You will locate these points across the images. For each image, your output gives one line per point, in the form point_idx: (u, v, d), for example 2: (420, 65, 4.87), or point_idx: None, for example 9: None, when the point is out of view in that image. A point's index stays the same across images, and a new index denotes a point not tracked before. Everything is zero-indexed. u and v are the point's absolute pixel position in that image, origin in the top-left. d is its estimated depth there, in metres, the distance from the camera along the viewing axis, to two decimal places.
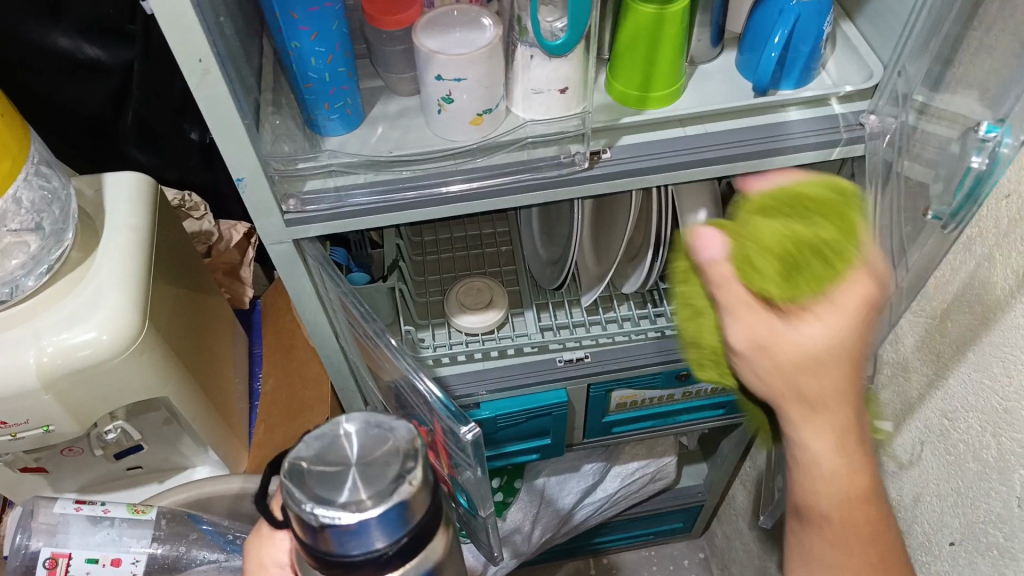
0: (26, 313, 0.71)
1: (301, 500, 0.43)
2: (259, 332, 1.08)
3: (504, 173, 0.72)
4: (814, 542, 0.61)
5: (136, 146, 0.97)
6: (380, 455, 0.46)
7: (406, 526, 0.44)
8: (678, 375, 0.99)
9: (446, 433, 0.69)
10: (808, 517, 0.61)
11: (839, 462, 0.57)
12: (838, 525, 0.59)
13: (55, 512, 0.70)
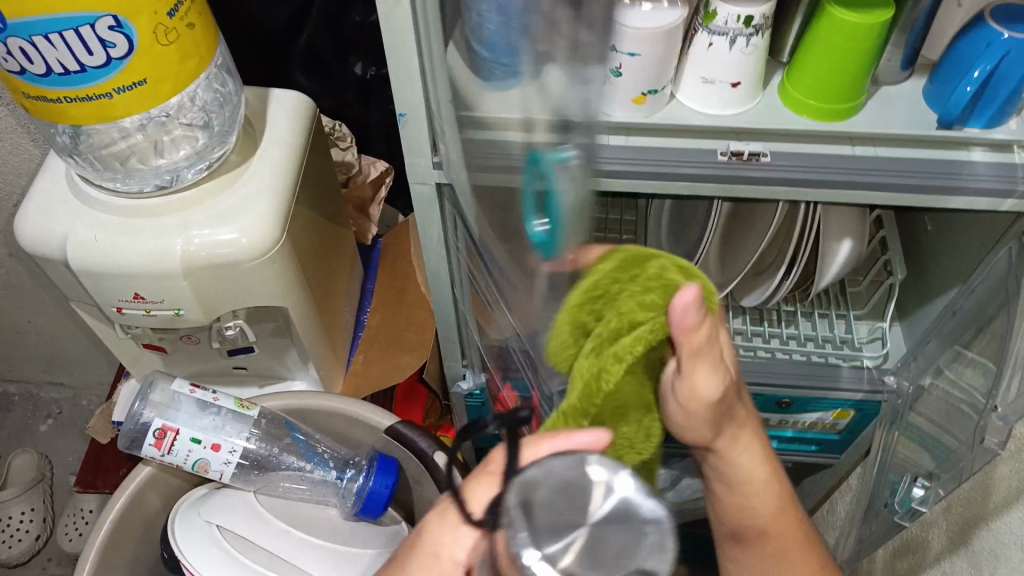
0: (183, 202, 0.76)
1: (518, 553, 0.34)
2: (374, 269, 1.09)
3: (655, 157, 0.69)
4: (759, 558, 0.70)
5: (303, 70, 1.00)
6: (621, 543, 0.34)
7: None
8: (779, 403, 0.96)
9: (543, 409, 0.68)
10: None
11: (767, 480, 0.69)
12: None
13: (170, 390, 0.75)
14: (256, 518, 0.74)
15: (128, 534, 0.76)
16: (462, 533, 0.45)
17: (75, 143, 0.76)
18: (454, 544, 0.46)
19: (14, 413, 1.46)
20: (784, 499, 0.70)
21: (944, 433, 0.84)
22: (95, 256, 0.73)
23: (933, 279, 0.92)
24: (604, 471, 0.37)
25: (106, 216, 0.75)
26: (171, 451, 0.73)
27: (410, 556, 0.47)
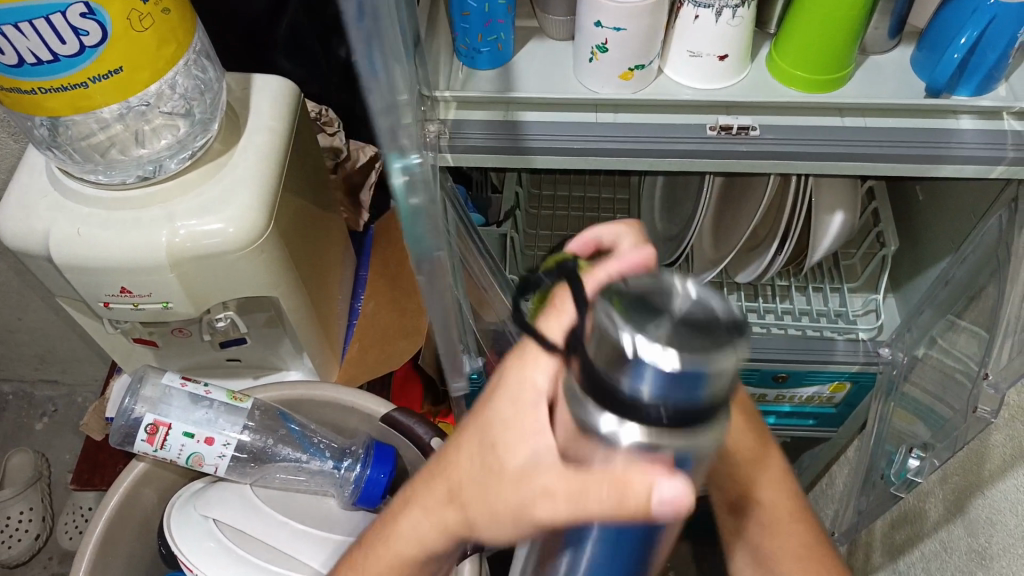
0: (166, 193, 0.75)
1: (604, 308, 0.34)
2: (367, 256, 1.07)
3: (642, 134, 0.69)
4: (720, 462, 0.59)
5: (286, 54, 0.98)
6: (701, 322, 0.34)
7: (693, 399, 0.33)
8: (776, 377, 0.96)
9: None
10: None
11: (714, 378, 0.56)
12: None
13: (160, 384, 0.74)
14: (253, 509, 0.74)
15: (124, 531, 0.76)
16: (544, 362, 0.46)
17: (53, 135, 0.75)
18: (538, 372, 0.46)
19: (8, 412, 1.45)
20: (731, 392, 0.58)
21: (939, 403, 0.84)
22: (79, 251, 0.72)
23: (925, 249, 0.92)
24: (687, 284, 0.36)
25: (88, 210, 0.74)
26: (164, 446, 0.72)
27: (494, 389, 0.47)
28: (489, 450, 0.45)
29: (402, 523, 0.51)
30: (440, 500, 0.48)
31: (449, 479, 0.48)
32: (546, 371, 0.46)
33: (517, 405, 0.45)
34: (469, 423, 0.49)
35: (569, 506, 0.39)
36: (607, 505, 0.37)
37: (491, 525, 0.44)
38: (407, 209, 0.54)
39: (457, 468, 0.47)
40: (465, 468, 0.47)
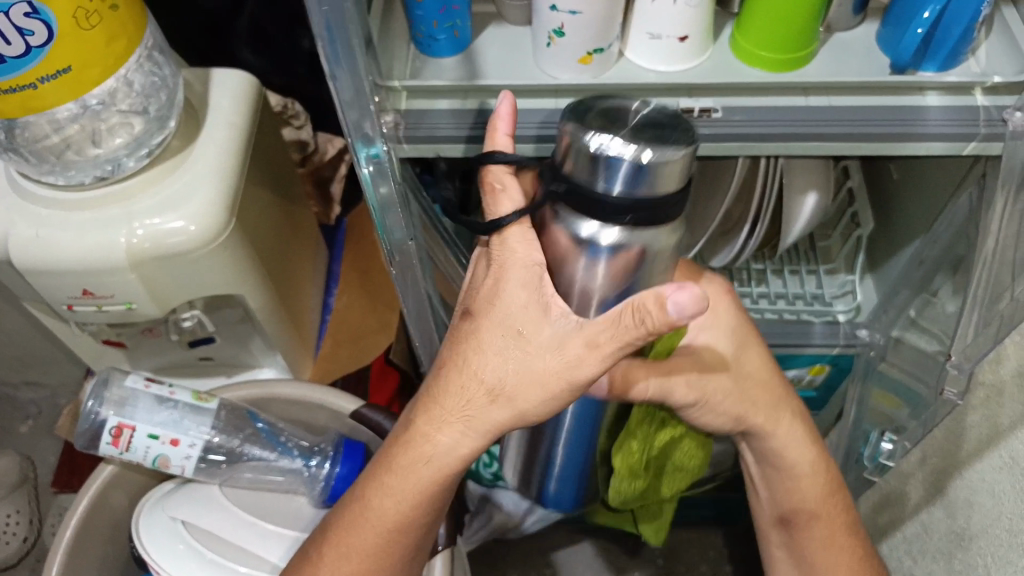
0: (125, 192, 0.73)
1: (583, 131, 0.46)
2: (340, 250, 1.07)
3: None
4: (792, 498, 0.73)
5: (249, 48, 0.95)
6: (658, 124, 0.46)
7: (652, 188, 0.46)
8: None
9: None
10: (803, 549, 0.74)
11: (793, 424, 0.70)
12: (825, 544, 0.73)
13: (126, 386, 0.74)
14: (223, 509, 0.73)
15: (94, 535, 0.75)
16: (525, 241, 0.53)
17: (10, 138, 0.71)
18: (526, 249, 0.53)
19: None
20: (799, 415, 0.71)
21: (919, 384, 0.85)
22: (40, 255, 0.71)
23: (899, 227, 0.91)
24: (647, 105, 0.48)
25: (47, 211, 0.73)
26: (129, 448, 0.72)
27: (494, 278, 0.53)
28: (512, 333, 0.52)
29: (438, 435, 0.56)
30: (469, 393, 0.54)
31: (476, 375, 0.53)
32: (534, 248, 0.52)
33: (530, 287, 0.52)
34: (473, 316, 0.54)
35: (614, 344, 0.49)
36: (632, 333, 0.49)
37: (537, 396, 0.52)
38: (378, 200, 0.60)
39: (481, 354, 0.53)
40: (491, 358, 0.53)
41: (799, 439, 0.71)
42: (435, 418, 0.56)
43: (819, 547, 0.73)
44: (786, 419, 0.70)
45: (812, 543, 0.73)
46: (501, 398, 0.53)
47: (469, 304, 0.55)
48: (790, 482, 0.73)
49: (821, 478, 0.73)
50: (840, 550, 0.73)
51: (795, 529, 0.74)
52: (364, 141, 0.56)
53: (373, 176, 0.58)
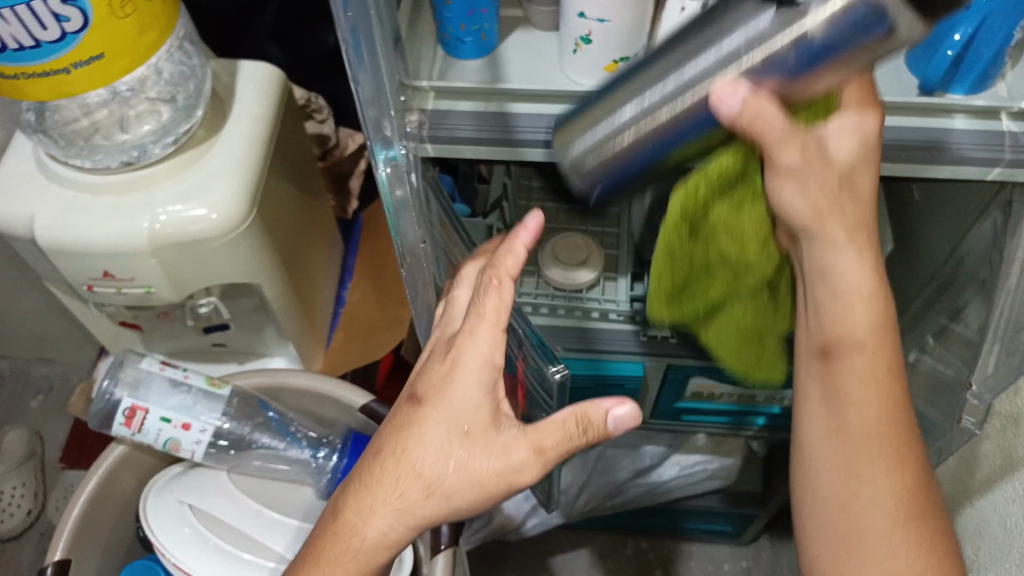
0: (148, 178, 0.74)
1: None
2: (355, 244, 1.07)
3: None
4: (845, 380, 0.55)
5: (275, 41, 0.96)
6: None
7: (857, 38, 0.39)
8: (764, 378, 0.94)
9: (529, 371, 0.69)
10: (837, 395, 0.56)
11: (872, 292, 0.55)
12: (868, 400, 0.55)
13: (141, 367, 0.75)
14: (230, 497, 0.74)
15: (101, 516, 0.76)
16: (486, 337, 0.52)
17: (40, 120, 0.77)
18: (483, 347, 0.52)
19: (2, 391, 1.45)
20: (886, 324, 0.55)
21: (932, 409, 0.85)
22: (64, 236, 0.72)
23: (921, 248, 0.90)
24: None
25: (73, 193, 0.74)
26: (141, 430, 0.73)
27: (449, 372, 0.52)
28: (457, 429, 0.51)
29: (362, 528, 0.52)
30: (404, 488, 0.51)
31: (412, 467, 0.51)
32: (495, 346, 0.52)
33: (484, 385, 0.51)
34: (420, 403, 0.52)
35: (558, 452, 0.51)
36: (574, 441, 0.51)
37: (472, 496, 0.51)
38: (392, 202, 0.59)
39: (422, 448, 0.51)
40: (431, 453, 0.51)
41: (863, 262, 0.54)
42: (372, 506, 0.52)
43: (860, 409, 0.55)
44: (848, 232, 0.54)
45: (858, 386, 0.55)
46: (438, 496, 0.51)
47: (416, 388, 0.54)
48: (841, 300, 0.55)
49: (873, 313, 0.55)
50: (891, 413, 0.55)
51: (837, 367, 0.56)
52: (381, 143, 0.55)
53: (389, 178, 0.57)
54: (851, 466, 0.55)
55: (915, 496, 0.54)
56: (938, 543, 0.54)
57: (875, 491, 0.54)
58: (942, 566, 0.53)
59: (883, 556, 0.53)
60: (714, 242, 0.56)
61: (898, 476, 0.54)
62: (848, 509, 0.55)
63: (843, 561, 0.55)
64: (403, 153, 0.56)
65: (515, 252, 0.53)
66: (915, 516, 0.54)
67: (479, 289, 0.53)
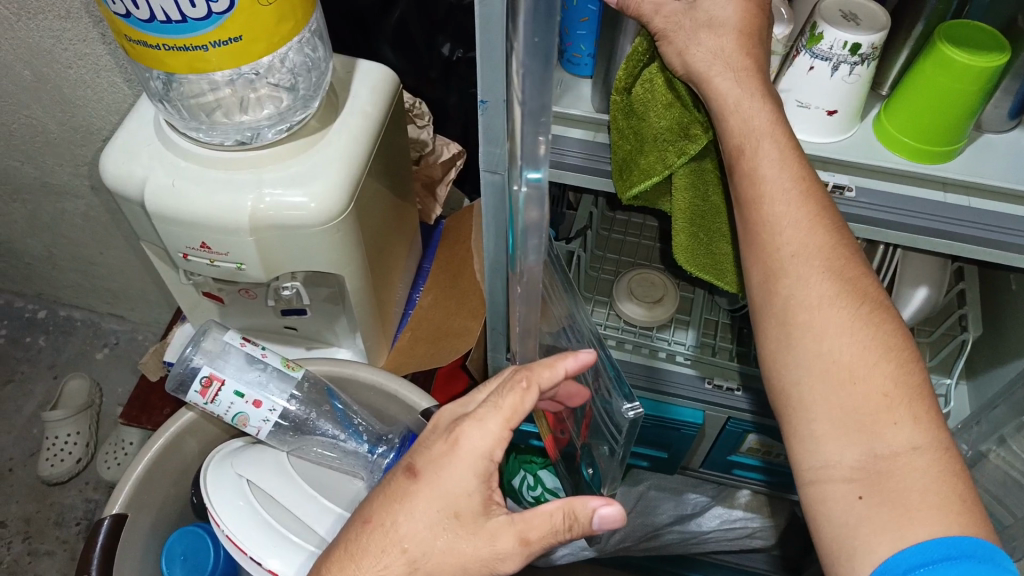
0: (257, 160, 0.77)
1: None
2: (433, 249, 1.09)
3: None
4: (758, 185, 0.57)
5: (391, 44, 0.99)
6: None
7: None
8: None
9: (598, 405, 0.69)
10: (745, 193, 0.58)
11: (744, 98, 0.56)
12: (774, 193, 0.57)
13: (221, 339, 0.77)
14: (285, 475, 0.76)
15: (161, 476, 0.79)
16: (491, 430, 0.55)
17: (166, 90, 0.81)
18: (486, 438, 0.55)
19: (72, 340, 1.51)
20: (773, 119, 0.57)
21: (1000, 505, 0.83)
22: (172, 204, 0.75)
23: (1011, 340, 0.87)
24: None
25: (184, 163, 0.77)
26: (214, 400, 0.74)
27: (449, 454, 0.54)
28: (448, 512, 0.54)
29: None
30: (388, 559, 0.54)
31: (400, 543, 0.54)
32: (497, 441, 0.55)
33: (479, 478, 0.54)
34: (417, 477, 0.55)
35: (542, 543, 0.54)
36: (559, 535, 0.54)
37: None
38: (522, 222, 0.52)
39: (414, 530, 0.54)
40: (421, 529, 0.54)
41: (736, 76, 0.56)
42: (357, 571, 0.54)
43: (773, 201, 0.57)
44: (764, 90, 0.57)
45: (774, 177, 0.57)
46: (422, 571, 0.54)
47: (415, 460, 0.56)
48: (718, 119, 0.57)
49: (772, 113, 0.57)
50: (802, 202, 0.57)
51: (740, 172, 0.58)
52: (529, 164, 0.48)
53: (526, 198, 0.50)
54: (778, 277, 0.56)
55: (845, 288, 0.55)
56: (879, 326, 0.54)
57: (796, 289, 0.55)
58: (884, 347, 0.53)
59: (820, 357, 0.53)
60: (642, 120, 0.61)
61: (819, 269, 0.55)
62: (788, 323, 0.55)
63: (789, 373, 0.55)
64: (548, 176, 0.49)
65: (554, 370, 0.56)
66: (858, 304, 0.54)
67: (506, 383, 0.56)
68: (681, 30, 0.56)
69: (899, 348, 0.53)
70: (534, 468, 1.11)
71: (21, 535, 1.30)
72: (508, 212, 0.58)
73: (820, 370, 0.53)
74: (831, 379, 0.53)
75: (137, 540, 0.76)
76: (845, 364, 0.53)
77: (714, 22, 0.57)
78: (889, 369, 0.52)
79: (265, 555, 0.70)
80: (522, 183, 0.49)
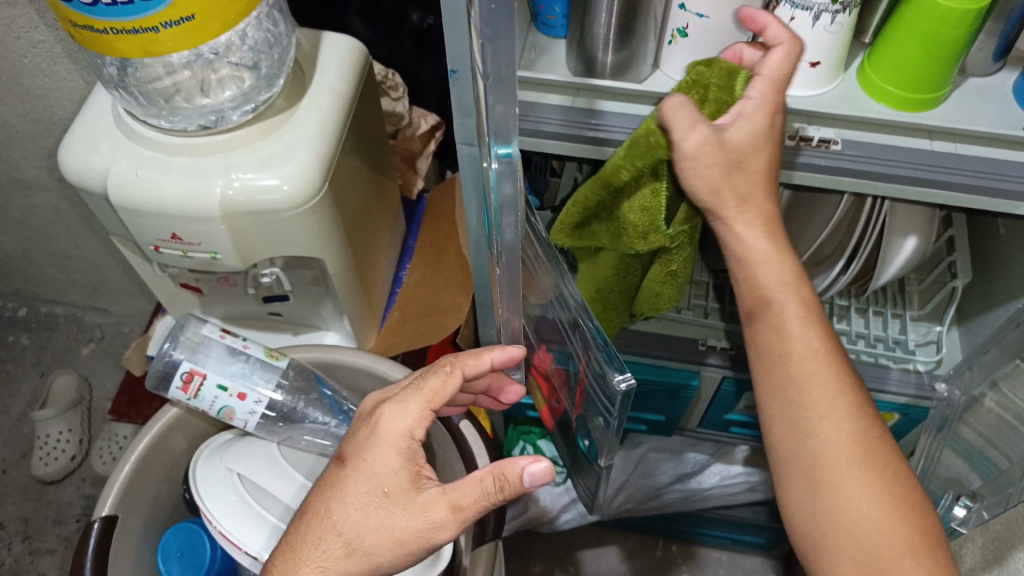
0: (226, 144, 0.74)
1: None
2: (417, 225, 1.07)
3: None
4: (787, 341, 0.63)
5: (358, 16, 0.96)
6: None
7: None
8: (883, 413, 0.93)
9: (590, 379, 0.67)
10: (771, 354, 0.63)
11: (770, 256, 0.63)
12: (799, 350, 0.63)
13: (201, 332, 0.75)
14: (273, 465, 0.74)
15: (151, 474, 0.77)
16: (412, 412, 0.56)
17: (121, 76, 0.75)
18: (406, 418, 0.56)
19: (56, 336, 1.48)
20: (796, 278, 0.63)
21: (994, 447, 0.79)
22: (138, 195, 0.72)
23: (1002, 286, 0.86)
24: None
25: (149, 153, 0.74)
26: (197, 395, 0.72)
27: (370, 437, 0.56)
28: (379, 491, 0.55)
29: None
30: (326, 544, 0.55)
31: (336, 527, 0.55)
32: (416, 420, 0.56)
33: (403, 455, 0.56)
34: (344, 463, 0.56)
35: (474, 510, 0.54)
36: (489, 499, 0.54)
37: (391, 550, 0.54)
38: (498, 200, 0.50)
39: (344, 508, 0.55)
40: (353, 511, 0.55)
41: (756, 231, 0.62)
42: (300, 558, 0.55)
43: (801, 360, 0.62)
44: (780, 239, 0.63)
45: (800, 338, 0.63)
46: (359, 550, 0.55)
47: (343, 448, 0.58)
48: (750, 267, 0.63)
49: (796, 268, 0.64)
50: (825, 357, 0.62)
51: (769, 326, 0.63)
52: (499, 139, 0.45)
53: (497, 176, 0.48)
54: (802, 429, 0.62)
55: (863, 440, 0.61)
56: (891, 474, 0.61)
57: (824, 447, 0.61)
58: (900, 501, 0.60)
59: (844, 512, 0.60)
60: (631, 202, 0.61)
61: (842, 422, 0.61)
62: (815, 474, 0.61)
63: (818, 520, 0.61)
64: (519, 150, 0.46)
65: (478, 359, 0.58)
66: (869, 456, 0.61)
67: (431, 371, 0.59)
68: (722, 181, 0.59)
69: (908, 493, 0.61)
70: (533, 438, 1.10)
71: (21, 534, 1.28)
72: (485, 189, 0.56)
73: (842, 521, 0.60)
74: (852, 527, 0.59)
75: (130, 540, 0.75)
76: (864, 514, 0.59)
77: (745, 166, 0.59)
78: (902, 519, 0.59)
79: (255, 548, 0.69)
80: (493, 160, 0.47)
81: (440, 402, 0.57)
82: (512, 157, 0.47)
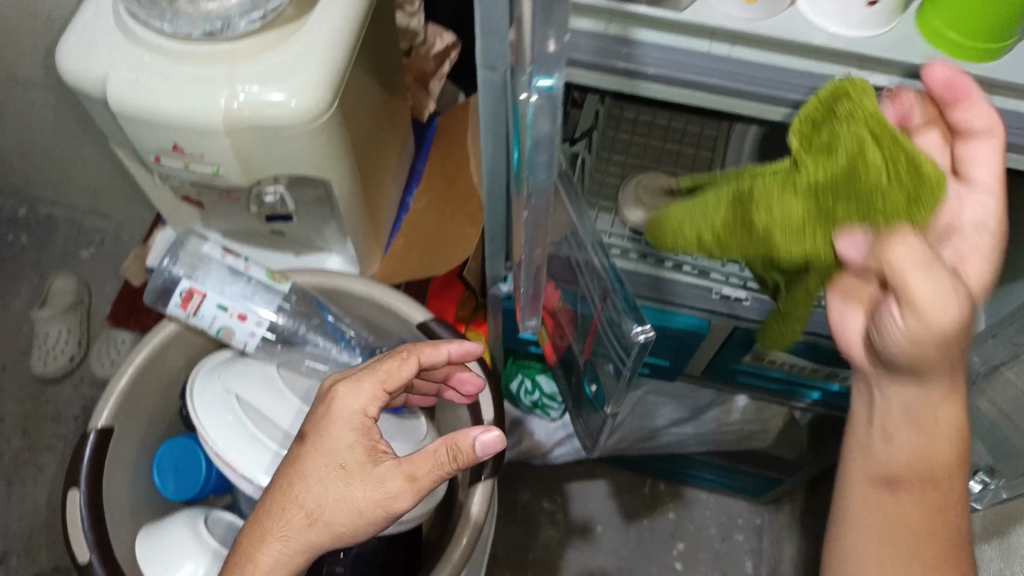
0: (231, 53, 0.70)
1: None
2: (427, 149, 1.03)
3: (768, 79, 0.56)
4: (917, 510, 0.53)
5: None
6: None
7: None
8: None
9: (603, 325, 0.66)
10: (893, 515, 0.54)
11: (952, 427, 0.53)
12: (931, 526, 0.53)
13: (202, 250, 0.73)
14: (275, 392, 0.73)
15: (149, 388, 0.77)
16: (366, 391, 0.57)
17: None
18: (360, 398, 0.57)
19: (54, 236, 1.45)
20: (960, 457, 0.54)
21: (1009, 422, 0.78)
22: (138, 102, 0.69)
23: None
24: None
25: (150, 58, 0.70)
26: (196, 313, 0.71)
27: (326, 418, 0.56)
28: (336, 464, 0.54)
29: (256, 557, 0.53)
30: (288, 516, 0.54)
31: (297, 500, 0.54)
32: (371, 399, 0.57)
33: (358, 429, 0.55)
34: (303, 441, 0.56)
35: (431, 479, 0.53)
36: (445, 467, 0.53)
37: (352, 521, 0.53)
38: (533, 134, 0.46)
39: (301, 480, 0.54)
40: (313, 485, 0.54)
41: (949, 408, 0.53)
42: (265, 533, 0.54)
43: (928, 538, 0.53)
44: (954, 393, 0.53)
45: (942, 516, 0.53)
46: (320, 520, 0.53)
47: (303, 430, 0.58)
48: (919, 440, 0.54)
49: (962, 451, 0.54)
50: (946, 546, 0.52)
51: (915, 494, 0.54)
52: (542, 68, 0.42)
53: (537, 109, 0.44)
54: None
55: None
56: None
57: None
58: None
59: None
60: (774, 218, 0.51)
61: None
62: None
63: None
64: (561, 84, 0.43)
65: (433, 349, 0.60)
66: None
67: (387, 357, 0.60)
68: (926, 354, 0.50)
69: None
70: (533, 373, 1.08)
71: (18, 429, 1.24)
72: (510, 120, 0.52)
73: None
74: None
75: (127, 451, 0.75)
76: None
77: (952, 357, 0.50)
78: None
79: (252, 472, 0.68)
80: (532, 92, 0.43)
81: (397, 381, 0.57)
82: (554, 91, 0.43)
